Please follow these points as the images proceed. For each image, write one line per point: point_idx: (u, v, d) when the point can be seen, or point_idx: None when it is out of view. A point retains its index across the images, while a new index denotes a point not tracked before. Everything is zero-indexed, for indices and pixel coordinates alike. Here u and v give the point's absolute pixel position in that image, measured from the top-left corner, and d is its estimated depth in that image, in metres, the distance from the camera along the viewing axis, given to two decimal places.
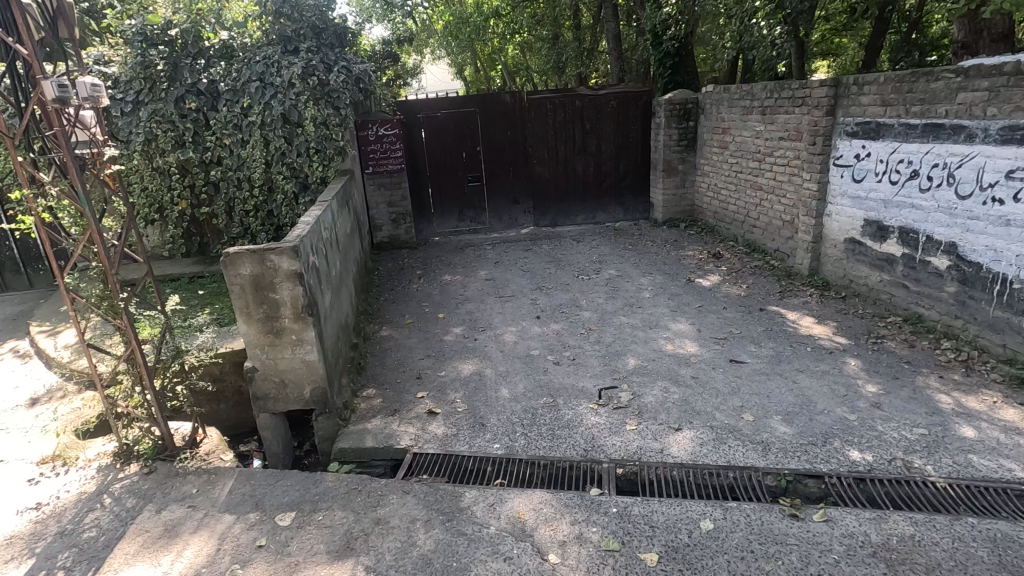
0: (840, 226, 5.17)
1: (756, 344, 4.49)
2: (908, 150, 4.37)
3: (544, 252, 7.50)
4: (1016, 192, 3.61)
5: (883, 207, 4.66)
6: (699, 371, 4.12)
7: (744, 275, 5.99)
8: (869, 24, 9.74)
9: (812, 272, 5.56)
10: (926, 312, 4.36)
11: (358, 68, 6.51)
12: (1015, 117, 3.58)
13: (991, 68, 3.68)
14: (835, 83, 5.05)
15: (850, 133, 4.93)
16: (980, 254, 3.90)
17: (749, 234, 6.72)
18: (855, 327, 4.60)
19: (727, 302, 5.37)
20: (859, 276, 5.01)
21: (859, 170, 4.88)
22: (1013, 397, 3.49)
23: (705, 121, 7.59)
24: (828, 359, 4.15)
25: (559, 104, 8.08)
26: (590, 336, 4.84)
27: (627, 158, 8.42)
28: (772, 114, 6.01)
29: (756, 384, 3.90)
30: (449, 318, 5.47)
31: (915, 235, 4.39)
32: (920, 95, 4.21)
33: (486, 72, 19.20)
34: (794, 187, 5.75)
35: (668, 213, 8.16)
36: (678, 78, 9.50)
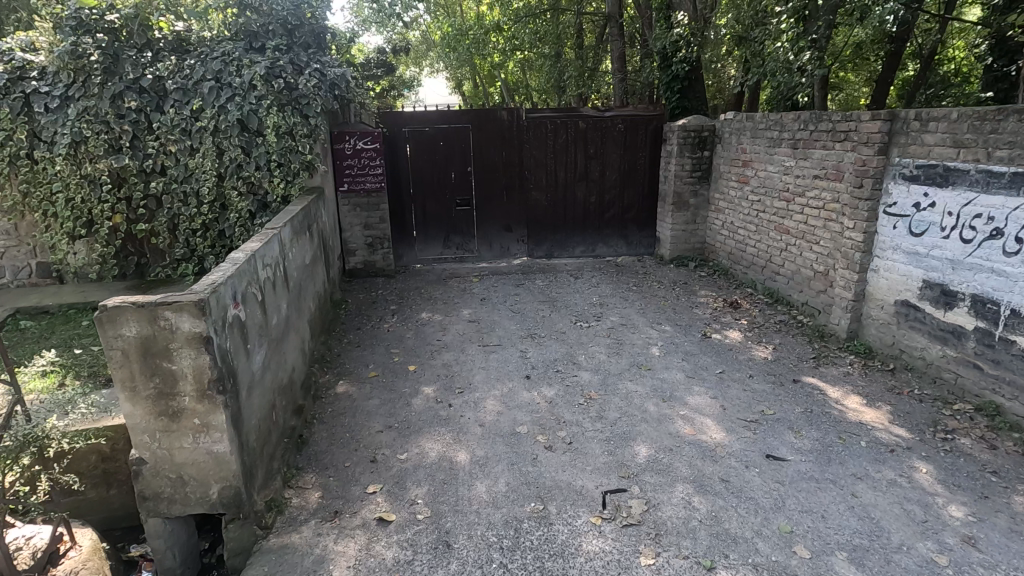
0: (888, 285, 4.37)
1: (794, 432, 3.62)
2: (989, 203, 3.58)
3: (538, 289, 6.63)
4: None
5: (951, 269, 3.86)
6: (730, 471, 3.23)
7: (768, 333, 5.16)
8: (879, 61, 8.97)
9: (852, 335, 4.73)
10: (1007, 403, 3.53)
11: (334, 72, 5.66)
12: None
13: None
14: (891, 117, 4.27)
15: (908, 176, 4.14)
16: None
17: (770, 280, 5.91)
18: (914, 414, 3.76)
19: (752, 369, 4.51)
20: (913, 347, 4.19)
21: (917, 222, 4.09)
22: None
23: (722, 152, 6.83)
24: (890, 462, 3.29)
25: (561, 124, 7.30)
26: (591, 410, 3.95)
27: (633, 188, 7.63)
28: (807, 149, 5.24)
29: (806, 496, 3.02)
30: (421, 373, 4.57)
31: (995, 308, 3.57)
32: (1008, 137, 3.44)
33: (484, 87, 18.56)
34: (829, 234, 4.95)
35: (676, 250, 7.35)
36: (687, 103, 8.58)
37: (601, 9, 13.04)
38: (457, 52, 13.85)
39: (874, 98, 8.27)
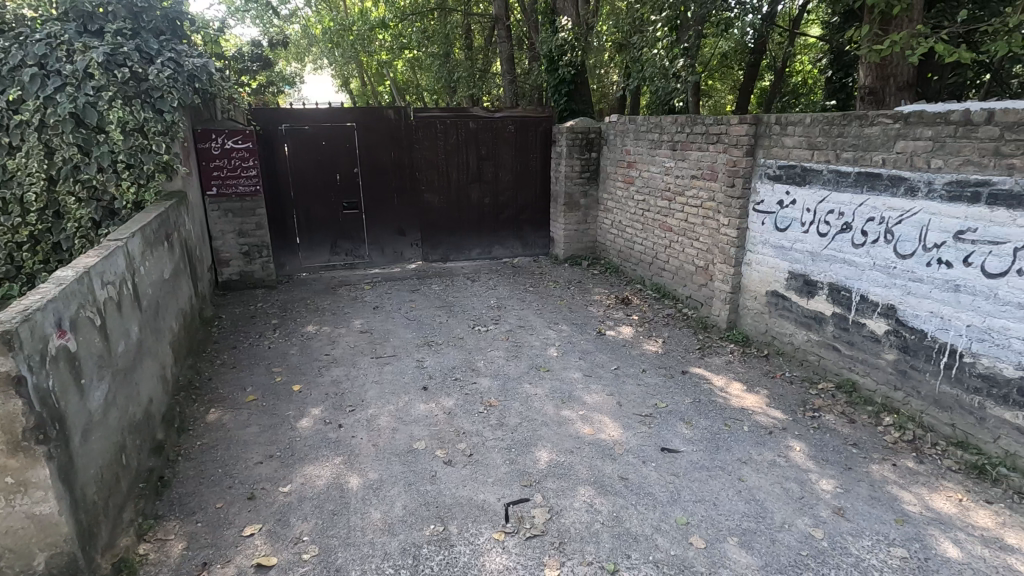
0: (760, 277, 4.71)
1: (685, 423, 3.76)
2: (839, 200, 3.94)
3: (434, 294, 6.42)
4: (966, 255, 3.17)
5: (812, 260, 4.21)
6: (628, 469, 3.26)
7: (657, 327, 5.38)
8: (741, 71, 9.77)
9: (731, 325, 5.06)
10: (861, 380, 3.90)
11: (192, 63, 5.08)
12: (964, 171, 3.16)
13: (935, 116, 3.27)
14: (755, 121, 4.60)
15: (772, 176, 4.48)
16: (923, 320, 3.44)
17: (657, 276, 6.18)
18: (787, 395, 4.06)
19: (645, 363, 4.66)
20: (783, 333, 4.54)
21: (782, 219, 4.44)
22: (977, 492, 2.97)
23: (608, 153, 7.04)
24: (770, 443, 3.51)
25: (451, 125, 7.14)
26: (491, 418, 3.83)
27: (526, 189, 7.66)
28: (684, 151, 5.52)
29: (698, 486, 3.11)
30: (307, 392, 4.20)
31: (848, 294, 3.94)
32: (853, 140, 3.80)
33: (373, 87, 17.93)
34: (707, 231, 5.26)
35: (570, 250, 7.50)
36: (575, 107, 8.78)
37: (488, 12, 13.07)
38: (342, 48, 13.22)
39: (738, 104, 9.00)
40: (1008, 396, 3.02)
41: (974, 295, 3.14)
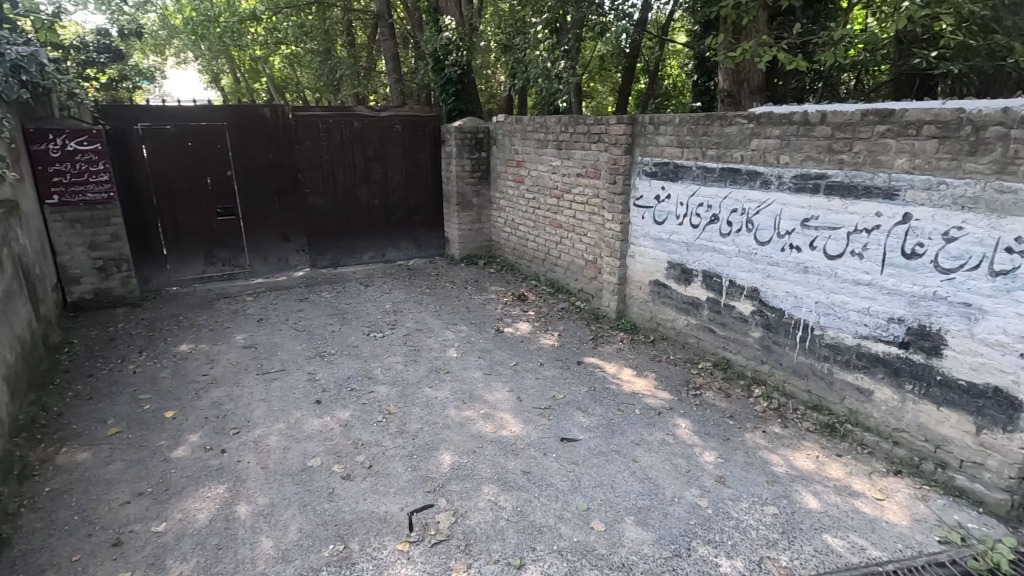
0: (643, 267, 5.01)
1: (582, 411, 3.90)
2: (707, 193, 4.29)
3: (324, 302, 6.11)
4: (811, 240, 3.58)
5: (687, 250, 4.55)
6: (531, 462, 3.32)
7: (553, 321, 5.53)
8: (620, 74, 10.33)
9: (620, 315, 5.34)
10: (733, 357, 4.28)
11: (17, 51, 4.40)
12: (806, 166, 3.56)
13: (780, 116, 3.66)
14: (631, 121, 4.88)
15: (649, 173, 4.78)
16: (781, 299, 3.85)
17: (551, 271, 6.36)
18: (672, 377, 4.36)
19: (542, 357, 4.77)
20: (666, 319, 4.86)
21: (659, 212, 4.75)
22: (829, 448, 3.38)
23: (497, 152, 7.11)
24: (659, 423, 3.74)
25: (334, 124, 6.83)
26: (391, 426, 3.72)
27: (417, 189, 7.53)
28: (569, 149, 5.72)
29: (597, 471, 3.24)
30: (183, 418, 3.80)
31: (719, 280, 4.30)
32: (715, 139, 4.15)
33: (248, 83, 16.70)
34: (594, 226, 5.49)
35: (465, 249, 7.50)
36: (463, 106, 8.79)
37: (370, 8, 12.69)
38: (207, 41, 12.16)
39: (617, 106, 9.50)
40: (849, 361, 3.45)
41: (820, 275, 3.56)
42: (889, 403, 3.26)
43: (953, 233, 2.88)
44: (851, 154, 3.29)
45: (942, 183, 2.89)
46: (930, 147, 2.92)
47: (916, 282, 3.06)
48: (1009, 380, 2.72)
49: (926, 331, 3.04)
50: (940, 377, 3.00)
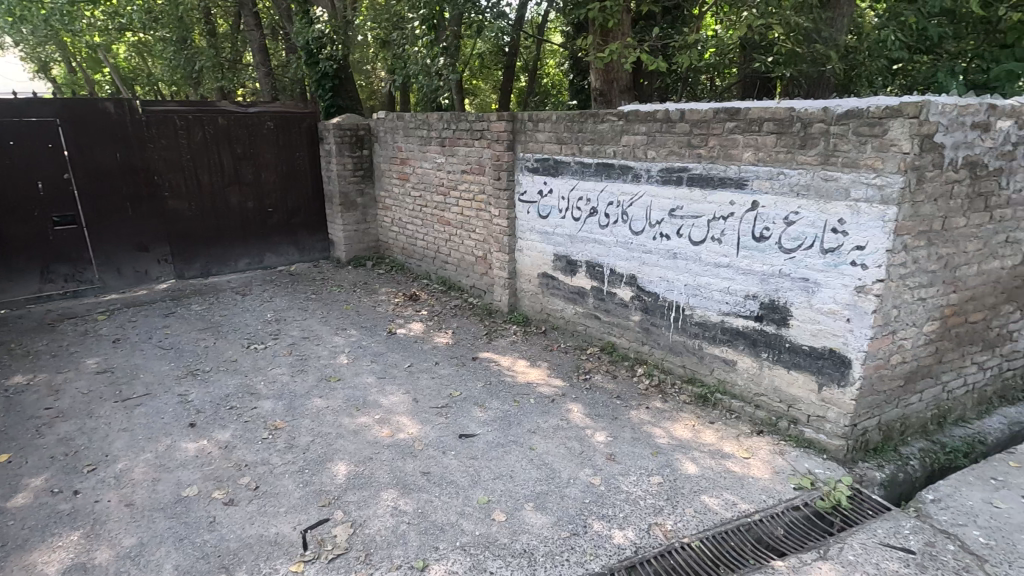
0: (531, 261, 5.15)
1: (479, 406, 3.93)
2: (585, 187, 4.51)
3: (194, 315, 5.58)
4: (679, 228, 3.90)
5: (570, 242, 4.74)
6: (430, 462, 3.29)
7: (446, 319, 5.51)
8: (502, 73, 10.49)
9: (512, 308, 5.45)
10: (617, 341, 4.54)
11: None
12: (670, 160, 3.86)
13: (646, 114, 3.93)
14: (511, 118, 4.98)
15: (531, 169, 4.93)
16: (656, 284, 4.15)
17: (442, 270, 6.32)
18: (563, 364, 4.54)
19: (437, 356, 4.74)
20: (555, 310, 5.04)
21: (543, 207, 4.91)
22: (704, 417, 3.71)
23: (380, 150, 6.91)
24: (553, 410, 3.88)
25: (194, 120, 6.25)
26: (278, 442, 3.49)
27: (296, 190, 7.10)
28: (452, 146, 5.71)
29: (496, 463, 3.29)
30: (22, 461, 3.28)
31: (601, 269, 4.54)
32: (590, 135, 4.37)
33: (87, 74, 14.71)
34: (481, 223, 5.55)
35: (352, 251, 7.22)
36: (342, 103, 8.44)
37: None
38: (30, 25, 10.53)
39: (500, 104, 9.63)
40: (716, 337, 3.81)
41: (688, 260, 3.88)
42: (750, 371, 3.64)
43: (792, 217, 3.27)
44: (707, 149, 3.62)
45: (781, 173, 3.27)
46: (770, 142, 3.29)
47: (765, 262, 3.45)
48: (840, 342, 3.16)
49: (775, 304, 3.43)
50: (788, 344, 3.41)
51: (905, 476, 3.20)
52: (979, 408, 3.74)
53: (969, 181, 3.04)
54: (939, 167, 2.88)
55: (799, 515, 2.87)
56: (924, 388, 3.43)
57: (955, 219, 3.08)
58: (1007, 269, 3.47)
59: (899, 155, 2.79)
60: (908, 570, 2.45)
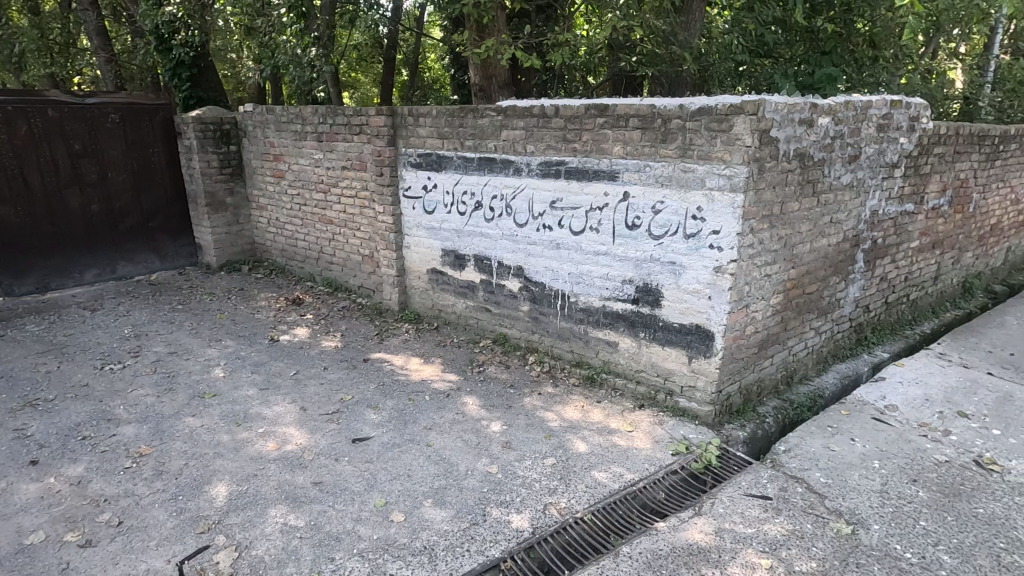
0: (420, 257, 5.10)
1: (373, 408, 3.83)
2: (469, 182, 4.54)
3: (30, 337, 4.84)
4: (560, 219, 4.06)
5: (458, 237, 4.76)
6: (321, 472, 3.15)
7: (334, 322, 5.29)
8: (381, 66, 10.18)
9: (403, 306, 5.36)
10: (509, 331, 4.64)
11: None
12: (548, 154, 4.00)
13: (523, 110, 4.04)
14: (391, 113, 4.88)
15: (414, 164, 4.87)
16: (542, 274, 4.29)
17: (326, 271, 6.04)
18: (457, 359, 4.55)
19: (326, 360, 4.54)
20: (446, 305, 5.03)
21: (428, 202, 4.87)
22: (591, 397, 3.92)
23: (249, 145, 6.43)
24: (448, 405, 3.88)
25: (15, 111, 5.40)
26: (144, 470, 3.15)
27: (152, 190, 6.41)
28: (330, 141, 5.47)
29: (392, 464, 3.23)
30: None
31: (489, 262, 4.60)
32: (471, 130, 4.40)
33: None
34: (366, 220, 5.38)
35: (224, 255, 6.67)
36: (203, 94, 7.66)
37: None
38: None
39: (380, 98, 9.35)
40: (599, 321, 4.03)
41: (569, 249, 4.06)
42: (630, 350, 3.90)
43: (658, 206, 3.54)
44: (581, 143, 3.80)
45: (647, 166, 3.53)
46: (636, 136, 3.53)
47: (638, 248, 3.70)
48: (705, 318, 3.49)
49: (649, 287, 3.71)
50: (662, 323, 3.70)
51: (763, 432, 3.62)
52: (817, 366, 4.33)
53: (800, 170, 3.48)
54: (775, 158, 3.27)
55: (677, 478, 3.14)
56: (775, 353, 3.89)
57: (790, 204, 3.52)
58: (833, 245, 4.04)
59: (743, 148, 3.12)
60: (766, 514, 2.78)
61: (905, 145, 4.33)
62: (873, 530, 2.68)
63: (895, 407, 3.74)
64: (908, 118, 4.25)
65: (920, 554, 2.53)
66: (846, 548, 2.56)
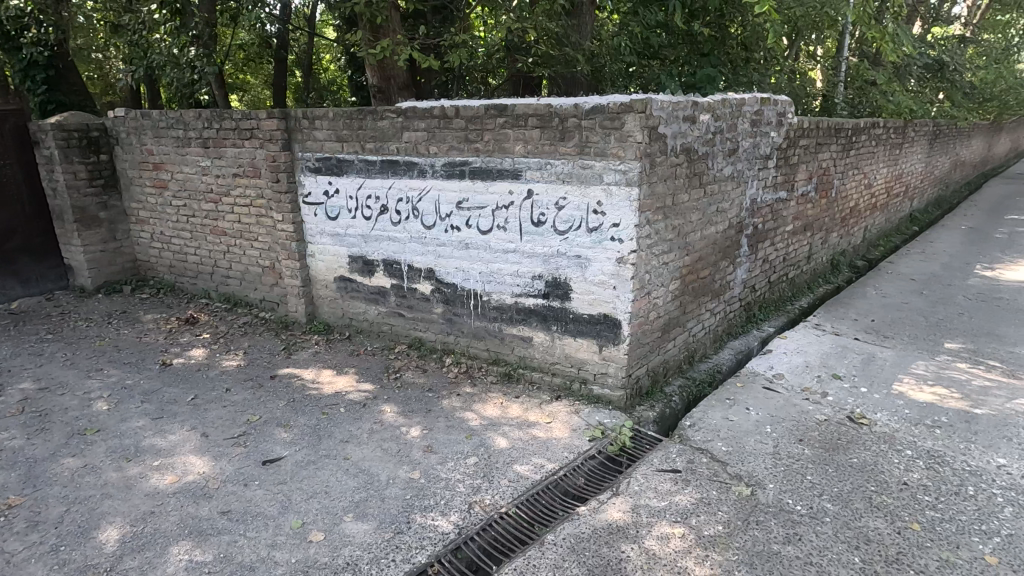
0: (326, 265, 4.91)
1: (283, 427, 3.64)
2: (373, 185, 4.43)
3: None
4: (467, 220, 4.08)
5: (364, 242, 4.63)
6: (230, 500, 2.95)
7: (235, 339, 4.96)
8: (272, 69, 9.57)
9: (311, 317, 5.14)
10: (424, 335, 4.59)
11: None
12: (451, 155, 4.00)
13: (424, 111, 4.00)
14: (284, 116, 4.65)
15: (313, 169, 4.68)
16: (453, 275, 4.29)
17: (223, 285, 5.65)
18: (372, 367, 4.43)
19: (228, 381, 4.25)
20: (357, 313, 4.89)
21: (331, 208, 4.70)
22: (510, 393, 3.98)
23: (123, 154, 5.86)
24: (365, 415, 3.77)
25: None
26: (15, 523, 2.79)
27: (5, 207, 5.67)
28: (217, 147, 5.11)
29: (308, 482, 3.09)
30: None
31: (399, 266, 4.52)
32: (371, 132, 4.30)
33: None
34: (264, 229, 5.09)
35: (100, 276, 6.03)
36: (63, 98, 6.76)
37: None
38: None
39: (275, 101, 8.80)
40: (512, 318, 4.09)
41: (479, 248, 4.09)
42: (544, 344, 4.00)
43: (561, 202, 3.66)
44: (483, 143, 3.83)
45: (548, 164, 3.64)
46: (536, 135, 3.62)
47: (545, 244, 3.80)
48: (611, 307, 3.65)
49: (557, 281, 3.82)
50: (572, 315, 3.82)
51: (670, 410, 3.85)
52: (714, 345, 4.68)
53: (687, 164, 3.74)
54: (664, 153, 3.48)
55: (594, 462, 3.27)
56: (676, 336, 4.16)
57: (681, 195, 3.77)
58: (721, 232, 4.38)
59: (635, 144, 3.30)
60: (676, 486, 2.97)
61: (776, 139, 4.79)
62: (769, 489, 2.94)
63: (782, 376, 4.13)
64: (777, 114, 4.69)
65: (808, 505, 2.81)
66: (747, 508, 2.80)
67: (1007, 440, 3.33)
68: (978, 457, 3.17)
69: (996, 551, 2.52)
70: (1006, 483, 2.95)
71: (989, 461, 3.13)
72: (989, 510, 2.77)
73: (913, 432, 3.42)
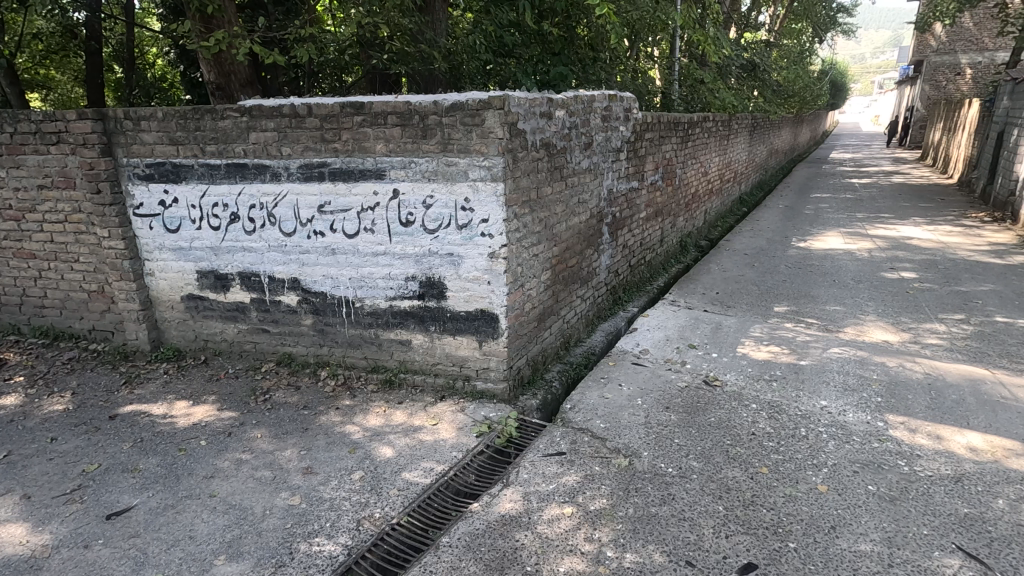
0: (170, 283, 4.38)
1: (131, 472, 3.18)
2: (219, 192, 4.03)
3: None
4: (331, 223, 3.86)
5: (214, 255, 4.20)
6: (65, 568, 2.51)
7: (58, 379, 4.23)
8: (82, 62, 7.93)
9: (156, 343, 4.55)
10: (293, 350, 4.27)
11: None
12: (307, 156, 3.75)
13: (271, 109, 3.70)
14: (99, 116, 4.04)
15: (144, 176, 4.14)
16: (321, 283, 4.04)
17: (37, 317, 4.79)
18: (235, 391, 4.04)
19: (53, 429, 3.61)
20: (213, 334, 4.42)
21: (170, 219, 4.19)
22: (392, 400, 3.85)
23: None
24: (231, 444, 3.43)
25: None
26: None
27: None
28: (14, 155, 4.31)
29: (168, 530, 2.73)
30: None
31: (259, 278, 4.16)
32: (211, 133, 3.89)
33: None
34: (86, 248, 4.40)
35: None
36: None
37: None
38: None
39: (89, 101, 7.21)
40: (389, 322, 3.96)
41: (347, 253, 3.90)
42: (424, 345, 3.93)
43: (429, 201, 3.61)
44: (341, 143, 3.64)
45: (412, 162, 3.56)
46: (397, 133, 3.52)
47: (416, 244, 3.73)
48: (488, 302, 3.69)
49: (432, 281, 3.77)
50: (450, 314, 3.80)
51: (551, 396, 4.00)
52: (587, 328, 4.94)
53: (547, 158, 3.89)
54: (525, 148, 3.58)
55: (483, 458, 3.28)
56: (551, 325, 4.32)
57: (544, 188, 3.91)
58: (583, 222, 4.62)
59: (497, 141, 3.34)
60: (563, 468, 3.09)
61: (624, 132, 5.16)
62: (644, 456, 3.17)
63: (647, 351, 4.47)
64: (624, 109, 5.06)
65: (678, 466, 3.09)
66: (627, 478, 2.99)
67: (826, 384, 3.92)
68: (807, 402, 3.71)
69: (826, 480, 2.96)
70: (828, 421, 3.48)
71: (815, 404, 3.67)
72: (818, 446, 3.24)
73: (756, 387, 3.90)
